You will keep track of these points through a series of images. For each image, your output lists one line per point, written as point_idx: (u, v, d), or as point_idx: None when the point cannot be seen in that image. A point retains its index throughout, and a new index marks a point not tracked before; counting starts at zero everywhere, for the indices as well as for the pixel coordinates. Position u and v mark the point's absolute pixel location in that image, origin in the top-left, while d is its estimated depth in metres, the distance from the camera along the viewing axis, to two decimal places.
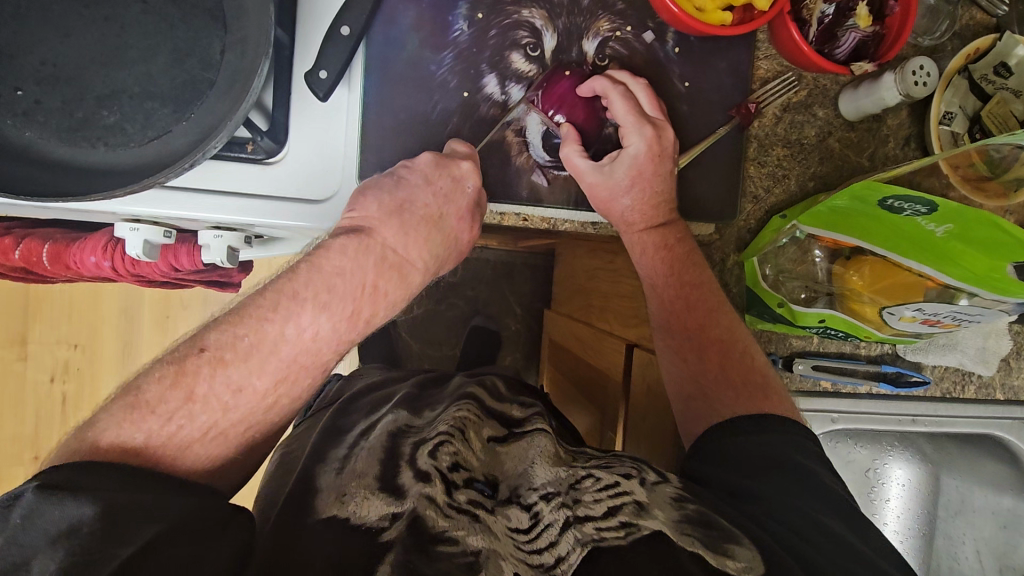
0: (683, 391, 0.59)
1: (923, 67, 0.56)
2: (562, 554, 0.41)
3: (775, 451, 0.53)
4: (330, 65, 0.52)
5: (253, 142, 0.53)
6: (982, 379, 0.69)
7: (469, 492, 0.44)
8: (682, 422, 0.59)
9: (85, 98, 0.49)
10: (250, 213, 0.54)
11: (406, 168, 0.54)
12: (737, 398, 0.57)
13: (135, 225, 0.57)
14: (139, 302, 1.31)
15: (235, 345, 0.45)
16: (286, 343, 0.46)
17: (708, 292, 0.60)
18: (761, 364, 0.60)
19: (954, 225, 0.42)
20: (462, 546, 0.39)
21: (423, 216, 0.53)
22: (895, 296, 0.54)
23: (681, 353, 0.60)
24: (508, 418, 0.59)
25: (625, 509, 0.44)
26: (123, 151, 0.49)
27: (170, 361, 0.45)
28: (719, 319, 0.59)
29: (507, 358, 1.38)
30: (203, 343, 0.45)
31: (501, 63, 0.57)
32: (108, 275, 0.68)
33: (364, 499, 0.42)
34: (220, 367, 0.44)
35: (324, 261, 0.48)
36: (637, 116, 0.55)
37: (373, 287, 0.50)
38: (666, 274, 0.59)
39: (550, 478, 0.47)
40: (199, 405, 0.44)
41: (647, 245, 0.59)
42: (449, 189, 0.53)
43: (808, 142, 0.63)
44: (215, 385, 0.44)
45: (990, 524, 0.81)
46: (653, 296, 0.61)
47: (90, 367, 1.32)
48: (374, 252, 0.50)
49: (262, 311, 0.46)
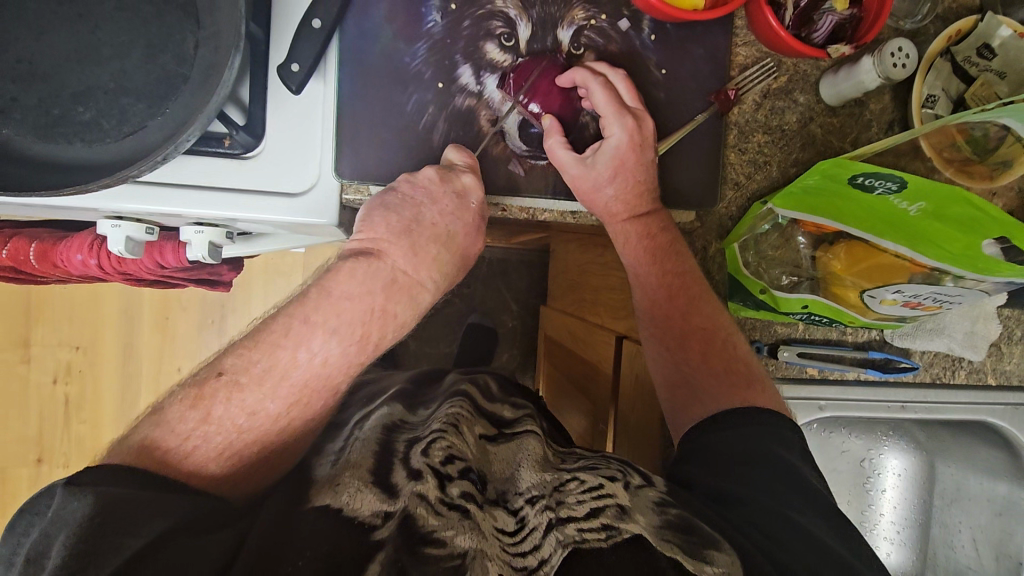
0: (669, 381, 0.58)
1: (902, 49, 0.55)
2: (544, 556, 0.40)
3: (756, 446, 0.52)
4: (303, 58, 0.52)
5: (230, 137, 0.53)
6: (973, 365, 0.68)
7: (461, 486, 0.43)
8: (670, 414, 0.58)
9: (60, 95, 0.49)
10: (226, 207, 0.54)
11: (410, 182, 0.54)
12: (723, 390, 0.56)
13: (117, 221, 0.58)
14: (138, 304, 1.32)
15: (249, 369, 0.47)
16: (298, 368, 0.48)
17: (691, 281, 0.59)
18: (747, 357, 0.59)
19: (925, 203, 0.42)
20: (448, 548, 0.37)
21: (432, 236, 0.53)
22: (878, 277, 0.53)
23: (666, 344, 0.59)
24: (498, 418, 0.59)
25: (607, 512, 0.44)
26: (99, 146, 0.49)
27: (191, 384, 0.47)
28: (703, 310, 0.59)
29: (504, 355, 1.38)
30: (221, 367, 0.48)
31: (476, 53, 0.57)
32: (96, 273, 0.69)
33: (356, 491, 0.41)
34: (236, 390, 0.46)
35: (335, 284, 0.50)
36: (617, 106, 0.55)
37: (382, 310, 0.51)
38: (650, 264, 0.59)
39: (535, 482, 0.46)
40: (214, 426, 0.45)
41: (631, 235, 0.59)
42: (455, 205, 0.54)
43: (789, 128, 0.63)
44: (229, 407, 0.46)
45: (985, 512, 0.80)
46: (639, 287, 0.60)
47: (91, 370, 1.33)
48: (382, 274, 0.52)
49: (275, 337, 0.48)
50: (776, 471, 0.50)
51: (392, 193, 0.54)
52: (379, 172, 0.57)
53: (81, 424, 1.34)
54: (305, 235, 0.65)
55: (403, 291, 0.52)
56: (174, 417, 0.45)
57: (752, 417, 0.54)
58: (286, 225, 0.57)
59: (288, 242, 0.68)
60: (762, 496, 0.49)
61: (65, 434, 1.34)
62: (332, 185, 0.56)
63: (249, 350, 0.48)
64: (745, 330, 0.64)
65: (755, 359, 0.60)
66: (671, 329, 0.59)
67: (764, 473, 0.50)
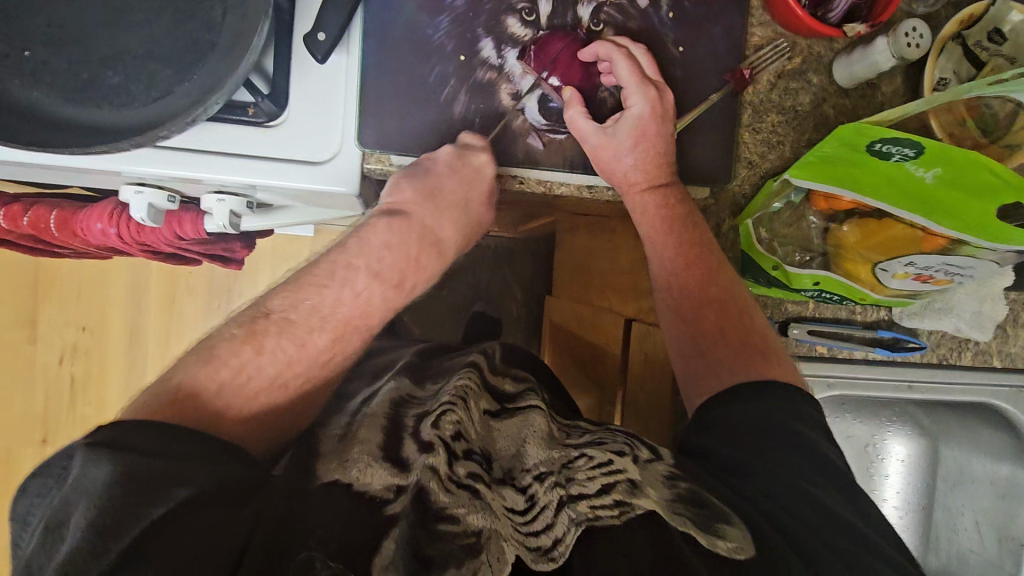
0: (682, 351, 0.59)
1: (917, 29, 0.56)
2: (558, 535, 0.41)
3: (771, 421, 0.53)
4: (329, 27, 0.53)
5: (254, 106, 0.54)
6: (979, 346, 0.70)
7: (469, 465, 0.43)
8: (687, 381, 0.58)
9: (91, 59, 0.50)
10: (250, 174, 0.55)
11: (430, 159, 0.56)
12: (739, 361, 0.57)
13: (140, 188, 0.59)
14: (146, 285, 1.32)
15: (298, 307, 0.50)
16: (344, 305, 0.51)
17: (706, 251, 0.60)
18: (760, 329, 0.60)
19: (942, 170, 0.42)
20: (462, 526, 0.39)
21: (452, 200, 0.56)
22: (889, 250, 0.54)
23: (680, 313, 0.60)
24: (500, 392, 0.58)
25: (618, 487, 0.44)
26: (126, 110, 0.50)
27: (240, 324, 0.49)
28: (718, 280, 0.60)
29: (509, 343, 1.39)
30: (269, 307, 0.50)
31: (497, 27, 0.57)
32: (115, 243, 0.69)
33: (366, 466, 0.42)
34: (288, 326, 0.49)
35: (371, 233, 0.53)
36: (640, 77, 0.56)
37: (416, 261, 0.55)
38: (667, 234, 0.59)
39: (541, 459, 0.46)
40: (267, 357, 0.47)
41: (649, 205, 0.59)
42: (471, 178, 0.56)
43: (803, 109, 0.64)
44: (281, 340, 0.48)
45: (989, 495, 0.80)
46: (655, 258, 0.61)
47: (98, 350, 1.34)
48: (415, 229, 0.55)
49: (320, 277, 0.51)
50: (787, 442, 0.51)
51: (417, 166, 0.56)
52: (399, 143, 0.58)
53: (86, 406, 1.35)
54: (323, 207, 0.66)
55: (432, 248, 0.56)
56: (224, 353, 0.47)
57: (768, 391, 0.54)
58: (307, 193, 0.58)
59: (306, 215, 0.69)
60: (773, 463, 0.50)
61: (71, 414, 1.35)
62: (353, 154, 0.57)
63: (296, 295, 0.51)
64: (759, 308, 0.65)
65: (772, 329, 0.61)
66: (687, 299, 0.60)
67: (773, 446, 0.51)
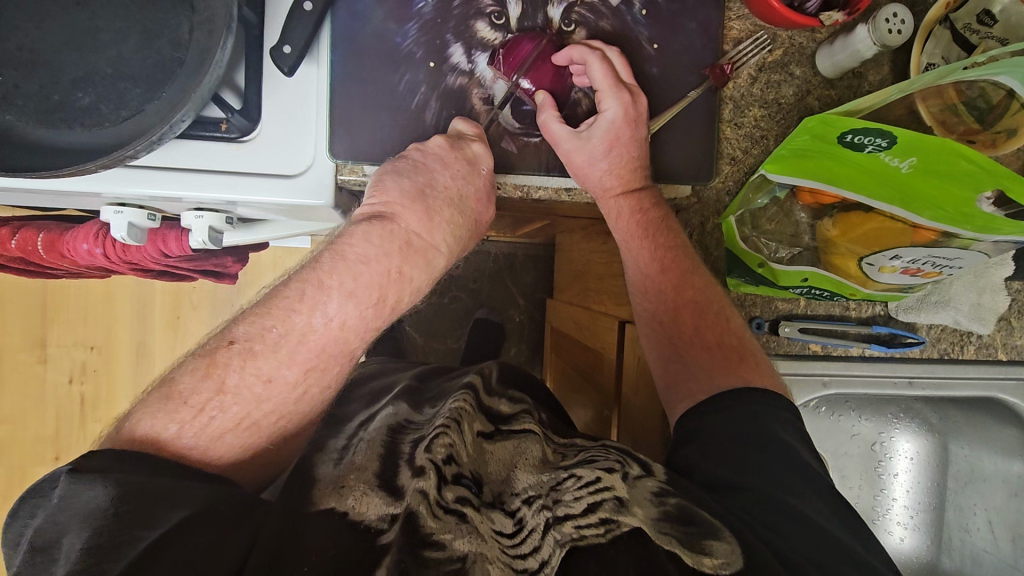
0: (662, 356, 0.59)
1: (898, 14, 0.54)
2: (544, 558, 0.39)
3: (756, 427, 0.51)
4: (295, 40, 0.53)
5: (226, 121, 0.54)
6: (982, 339, 0.67)
7: (457, 489, 0.40)
8: (666, 387, 0.58)
9: (60, 82, 0.50)
10: (224, 190, 0.55)
11: (419, 151, 0.54)
12: (717, 368, 0.56)
13: (120, 208, 0.59)
14: (150, 303, 1.34)
15: (264, 336, 0.48)
16: (315, 333, 0.48)
17: (683, 254, 0.59)
18: (734, 334, 0.59)
19: (917, 159, 0.41)
20: (448, 552, 0.36)
21: (444, 199, 0.54)
22: (873, 242, 0.52)
23: (657, 319, 0.60)
24: (496, 412, 0.53)
25: (604, 505, 0.42)
26: (97, 131, 0.51)
27: (203, 354, 0.48)
28: (692, 283, 0.59)
29: (511, 349, 1.38)
30: (233, 335, 0.48)
31: (466, 32, 0.57)
32: (102, 263, 0.70)
33: (363, 494, 0.41)
34: (251, 359, 0.47)
35: (348, 246, 0.50)
36: (613, 82, 0.54)
37: (399, 273, 0.51)
38: (642, 239, 0.58)
39: (531, 483, 0.44)
40: (229, 397, 0.46)
41: (621, 209, 0.58)
42: (465, 171, 0.55)
43: (786, 102, 0.62)
44: (245, 375, 0.47)
45: (1001, 493, 0.77)
46: (631, 261, 0.60)
47: (106, 369, 1.36)
48: (398, 237, 0.51)
49: (288, 302, 0.48)
50: (771, 447, 0.50)
51: (403, 160, 0.54)
52: (372, 153, 0.58)
53: (97, 423, 1.37)
54: (303, 220, 0.65)
55: (418, 255, 0.52)
56: (186, 389, 0.46)
57: (747, 393, 0.54)
58: (283, 207, 0.58)
59: (288, 229, 0.69)
60: (759, 467, 0.49)
61: (82, 432, 1.37)
62: (327, 166, 0.57)
63: (262, 320, 0.48)
64: (745, 307, 0.64)
65: (746, 330, 0.60)
66: (664, 303, 0.59)
67: (757, 449, 0.50)
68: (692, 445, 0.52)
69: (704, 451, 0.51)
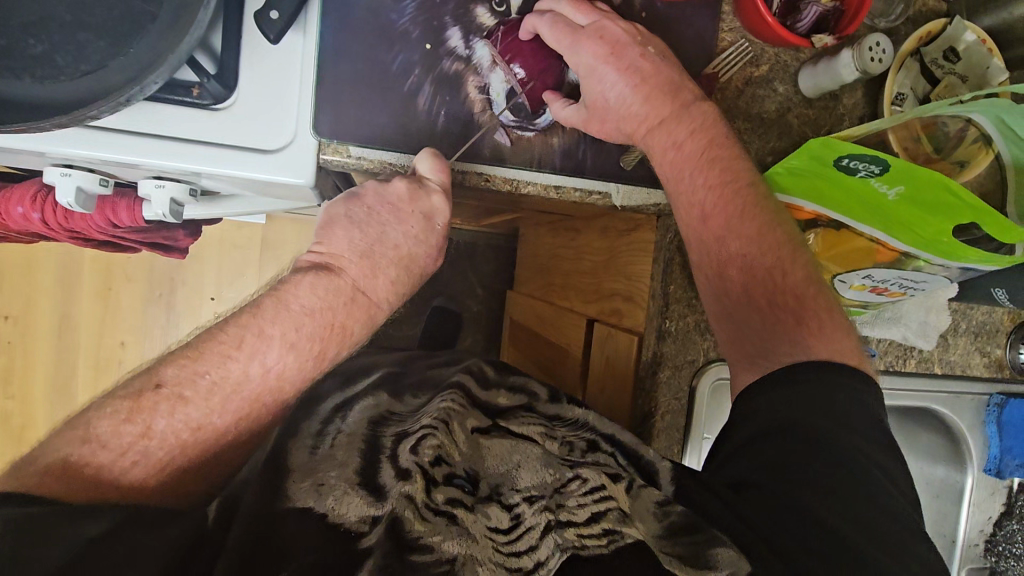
0: (745, 343, 0.53)
1: (880, 44, 0.57)
2: (541, 559, 0.37)
3: (818, 404, 0.48)
4: (283, 6, 0.49)
5: (200, 86, 0.50)
6: (922, 353, 0.72)
7: (449, 490, 0.40)
8: (758, 346, 0.53)
9: (6, 24, 0.45)
10: (192, 161, 0.50)
11: (375, 194, 0.52)
12: (789, 335, 0.51)
13: (67, 170, 0.53)
14: (78, 273, 1.23)
15: (194, 381, 0.44)
16: (249, 384, 0.46)
17: (776, 239, 0.53)
18: (828, 305, 0.53)
19: (904, 188, 0.44)
20: (436, 555, 0.35)
21: (394, 258, 0.52)
22: (849, 263, 0.56)
23: (750, 295, 0.53)
24: (489, 407, 0.53)
25: (609, 515, 0.40)
26: (50, 84, 0.45)
27: (124, 396, 0.43)
28: (794, 264, 0.53)
29: (467, 340, 1.36)
30: (159, 378, 0.44)
31: (465, 16, 0.55)
32: (38, 228, 0.63)
33: (343, 494, 0.39)
34: (180, 405, 0.43)
35: (292, 296, 0.49)
36: (668, 58, 0.55)
37: (342, 326, 0.50)
38: (729, 206, 0.53)
39: (534, 482, 0.42)
40: (155, 441, 0.42)
41: (692, 150, 0.54)
42: (420, 227, 0.53)
43: (768, 117, 0.64)
44: (171, 421, 0.43)
45: (923, 494, 0.82)
46: (718, 232, 0.54)
47: (22, 340, 1.24)
48: (343, 292, 0.50)
49: (224, 347, 0.46)
50: (822, 445, 0.46)
51: (356, 203, 0.52)
52: (361, 133, 0.54)
53: (10, 399, 1.25)
54: (272, 197, 0.61)
55: (361, 311, 0.51)
56: (104, 433, 0.41)
57: (837, 369, 0.49)
58: (259, 185, 0.54)
59: (254, 205, 0.65)
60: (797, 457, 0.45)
61: None
62: (308, 144, 0.53)
63: (195, 364, 0.45)
64: None
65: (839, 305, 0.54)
66: (753, 274, 0.53)
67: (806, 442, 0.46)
68: (766, 402, 0.48)
69: (765, 428, 0.48)
